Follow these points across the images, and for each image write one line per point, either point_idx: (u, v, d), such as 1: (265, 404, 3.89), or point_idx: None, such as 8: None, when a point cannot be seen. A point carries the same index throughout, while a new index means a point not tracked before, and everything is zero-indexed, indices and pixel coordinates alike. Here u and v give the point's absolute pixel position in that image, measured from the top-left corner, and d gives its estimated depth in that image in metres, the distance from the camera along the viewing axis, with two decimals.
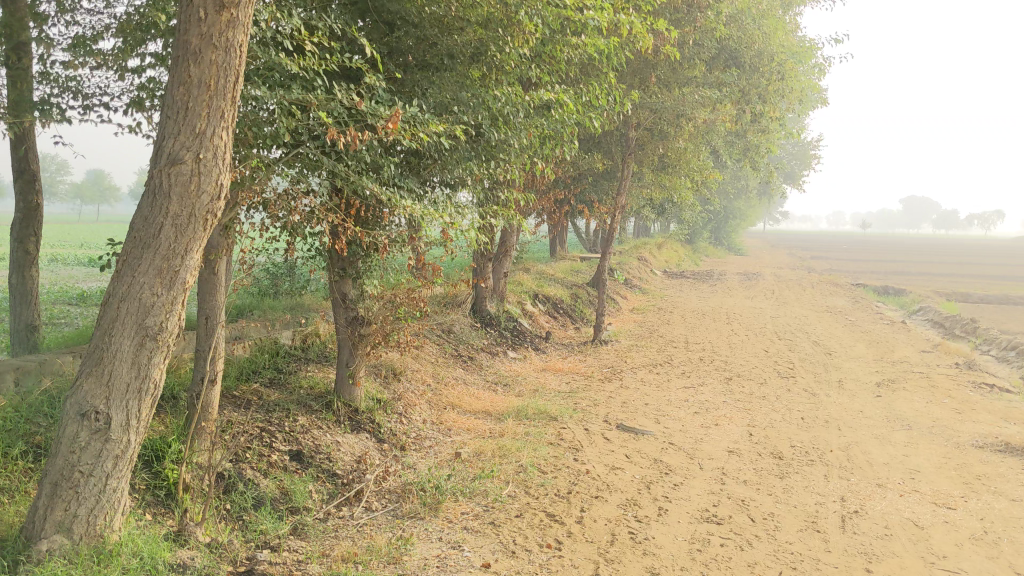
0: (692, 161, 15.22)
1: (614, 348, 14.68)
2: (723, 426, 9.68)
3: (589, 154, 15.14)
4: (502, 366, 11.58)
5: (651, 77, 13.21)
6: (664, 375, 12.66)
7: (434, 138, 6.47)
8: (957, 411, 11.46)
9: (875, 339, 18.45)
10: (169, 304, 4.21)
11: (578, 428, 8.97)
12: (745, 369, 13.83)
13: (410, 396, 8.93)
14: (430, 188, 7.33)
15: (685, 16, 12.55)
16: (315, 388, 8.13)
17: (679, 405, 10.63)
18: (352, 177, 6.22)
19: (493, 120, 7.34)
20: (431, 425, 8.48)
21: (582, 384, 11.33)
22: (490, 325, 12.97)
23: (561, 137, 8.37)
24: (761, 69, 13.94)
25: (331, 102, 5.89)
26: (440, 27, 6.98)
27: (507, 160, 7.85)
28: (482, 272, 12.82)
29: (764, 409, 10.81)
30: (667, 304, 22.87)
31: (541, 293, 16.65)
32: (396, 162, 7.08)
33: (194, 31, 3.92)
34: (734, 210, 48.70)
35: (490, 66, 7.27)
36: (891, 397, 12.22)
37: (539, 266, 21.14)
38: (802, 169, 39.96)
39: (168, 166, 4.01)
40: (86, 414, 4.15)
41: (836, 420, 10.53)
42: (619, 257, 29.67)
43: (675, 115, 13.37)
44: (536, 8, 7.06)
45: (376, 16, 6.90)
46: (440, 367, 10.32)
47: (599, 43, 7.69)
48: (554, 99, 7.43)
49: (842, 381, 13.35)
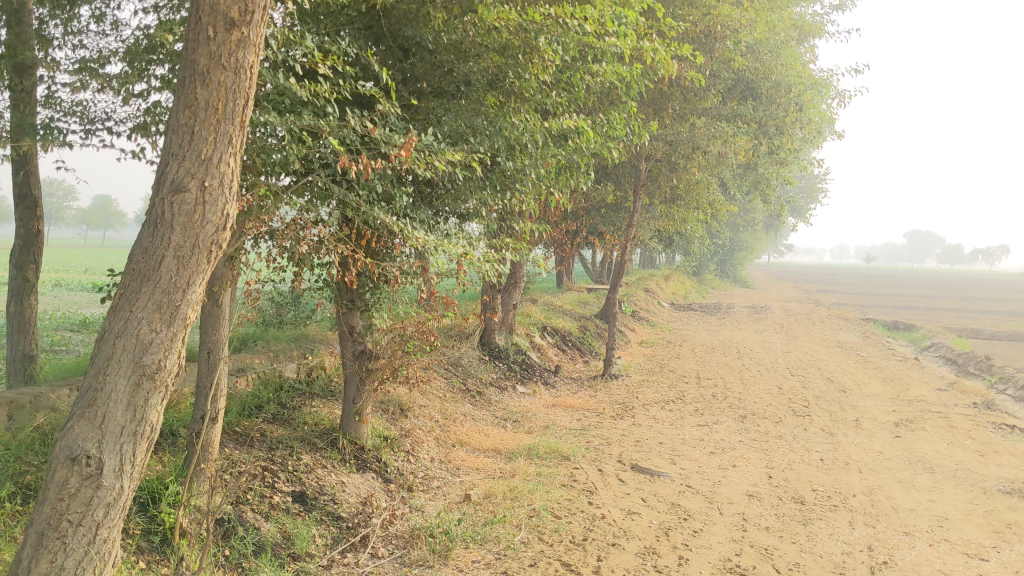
0: (706, 194, 15.01)
1: (624, 382, 14.38)
2: (741, 468, 9.35)
3: (601, 185, 14.92)
4: (512, 402, 11.27)
5: (667, 108, 13.03)
6: (677, 412, 12.34)
7: (448, 168, 6.22)
8: (980, 453, 11.11)
9: (889, 377, 18.11)
10: (168, 342, 3.93)
11: (591, 468, 8.66)
12: (759, 407, 13.50)
13: (417, 433, 8.64)
14: (443, 219, 7.08)
15: (703, 46, 12.34)
16: (321, 424, 7.84)
17: (695, 444, 10.30)
18: (363, 207, 5.98)
19: (509, 149, 7.10)
20: (439, 465, 8.16)
21: (593, 422, 11.01)
22: (499, 358, 12.68)
23: (577, 167, 8.10)
24: (778, 101, 13.88)
25: (342, 129, 5.65)
26: (457, 53, 6.77)
27: (523, 191, 7.59)
28: (491, 304, 12.55)
29: (781, 450, 10.49)
30: (676, 337, 22.56)
31: (549, 326, 16.37)
32: (408, 192, 6.83)
33: (203, 50, 3.67)
34: (741, 242, 48.58)
35: (508, 93, 7.01)
36: (911, 438, 11.89)
37: (547, 297, 20.88)
38: (811, 203, 39.79)
39: (170, 194, 3.74)
40: (77, 458, 3.85)
41: (857, 462, 10.18)
42: (626, 289, 29.46)
43: (690, 148, 13.17)
44: (557, 35, 6.80)
45: (391, 42, 6.72)
46: (448, 402, 10.01)
47: (620, 70, 7.46)
48: (574, 128, 7.18)
49: (859, 420, 13.02)
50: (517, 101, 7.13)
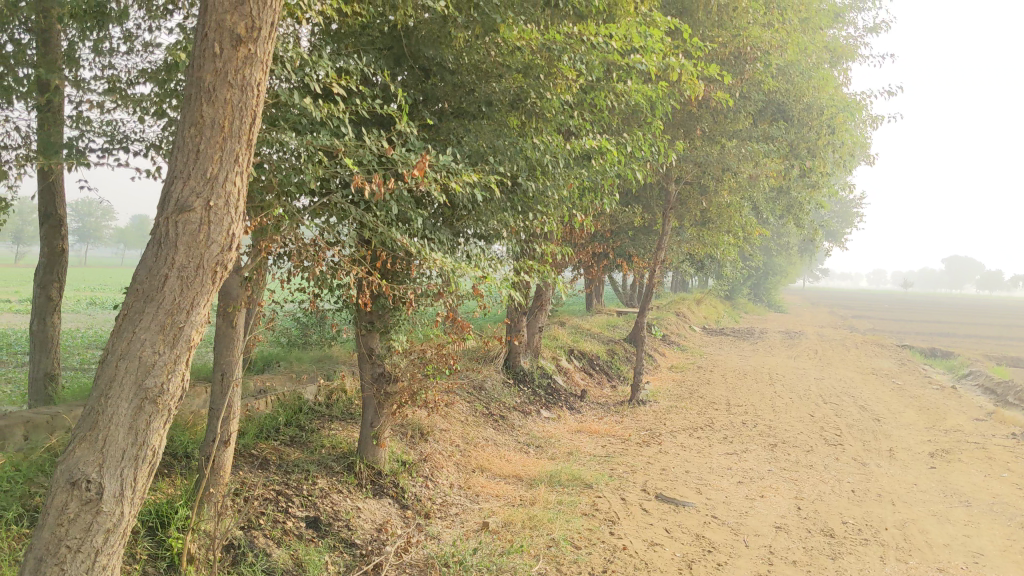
0: (737, 217, 14.80)
1: (652, 408, 14.16)
2: (769, 499, 9.11)
3: (629, 208, 14.78)
4: (536, 427, 11.11)
5: (696, 130, 12.89)
6: (705, 440, 12.10)
7: (467, 188, 6.12)
8: (1019, 486, 10.75)
9: (925, 405, 17.70)
10: (171, 364, 3.83)
11: (614, 497, 8.47)
12: (790, 435, 13.21)
13: (437, 458, 8.51)
14: (463, 241, 6.99)
15: (733, 67, 12.21)
16: (339, 447, 7.74)
17: (722, 473, 10.07)
18: (381, 228, 5.91)
19: (530, 171, 7.00)
20: (458, 491, 8.02)
21: (618, 448, 10.82)
22: (524, 382, 12.53)
23: (601, 189, 7.98)
24: (811, 123, 13.69)
25: (359, 148, 5.58)
26: (478, 74, 6.69)
27: (545, 213, 7.48)
28: (517, 327, 12.42)
29: (812, 480, 10.22)
30: (707, 362, 22.26)
31: (576, 349, 16.22)
32: (426, 213, 6.75)
33: (209, 67, 3.61)
34: (775, 266, 48.09)
35: (530, 114, 6.91)
36: (946, 469, 11.55)
37: (575, 320, 20.72)
38: (846, 228, 39.31)
39: (175, 213, 3.66)
40: (77, 482, 3.74)
41: (890, 494, 9.89)
42: (657, 313, 29.20)
43: (720, 170, 13.01)
44: (580, 54, 6.69)
45: (412, 63, 6.65)
46: (470, 426, 9.88)
47: (645, 90, 7.33)
48: (596, 148, 7.06)
49: (893, 450, 12.69)
50: (538, 122, 7.03)
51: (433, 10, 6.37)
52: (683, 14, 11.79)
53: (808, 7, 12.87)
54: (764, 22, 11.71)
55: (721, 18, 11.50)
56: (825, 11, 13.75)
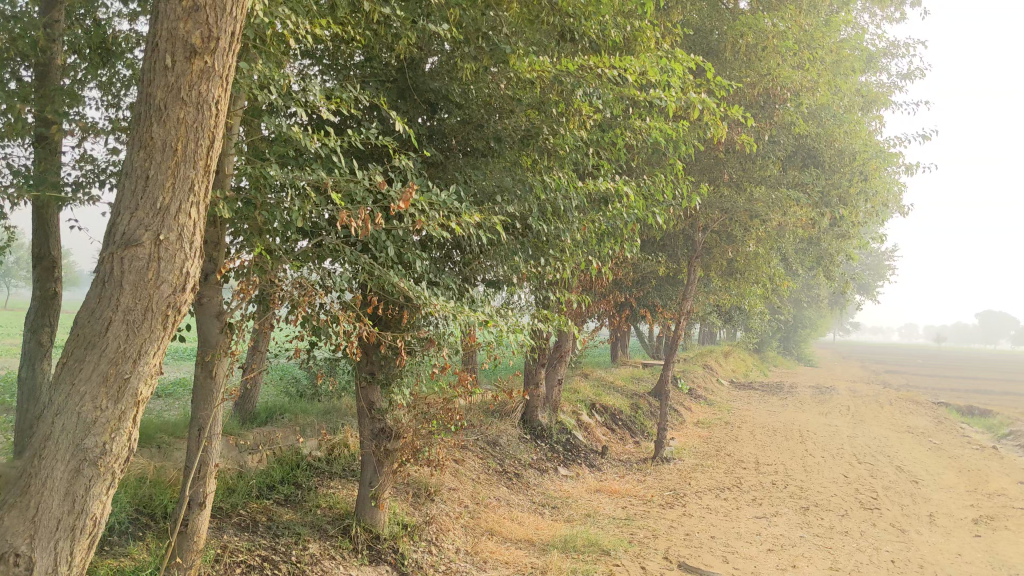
0: (764, 268, 14.28)
1: (677, 467, 13.51)
2: (801, 569, 8.43)
3: (654, 256, 14.26)
4: (552, 485, 10.51)
5: (722, 174, 12.47)
6: (733, 502, 11.42)
7: (470, 229, 5.65)
8: None
9: (966, 467, 16.87)
10: (116, 422, 3.29)
11: (633, 565, 7.85)
12: (823, 497, 12.50)
13: (443, 520, 7.94)
14: (472, 287, 6.53)
15: (761, 111, 11.81)
16: (337, 509, 7.20)
17: (750, 539, 9.40)
18: (377, 271, 5.45)
19: (543, 212, 6.53)
20: (465, 557, 7.44)
21: (639, 510, 10.17)
22: (541, 438, 11.95)
23: (621, 233, 7.48)
24: (842, 170, 13.15)
25: (349, 184, 5.16)
26: (489, 109, 6.26)
27: (560, 259, 6.96)
28: (535, 380, 11.90)
29: (847, 549, 9.53)
30: (735, 418, 21.50)
31: (599, 403, 15.61)
32: (430, 257, 6.30)
33: (159, 81, 3.23)
34: (805, 318, 47.26)
35: (541, 150, 6.46)
36: (992, 538, 10.79)
37: (598, 372, 20.11)
38: (877, 281, 38.62)
39: (121, 248, 3.20)
40: (3, 557, 3.07)
41: (933, 565, 9.17)
42: (683, 365, 28.50)
43: (747, 218, 12.54)
44: (594, 88, 6.15)
45: (416, 96, 6.25)
46: (481, 485, 9.32)
47: (666, 128, 6.78)
48: (614, 189, 6.54)
49: (934, 516, 11.93)
50: (550, 159, 6.54)
51: (440, 40, 6.00)
52: (709, 53, 11.43)
53: (839, 50, 12.46)
54: (794, 63, 11.26)
55: (749, 59, 11.12)
56: (857, 55, 13.31)
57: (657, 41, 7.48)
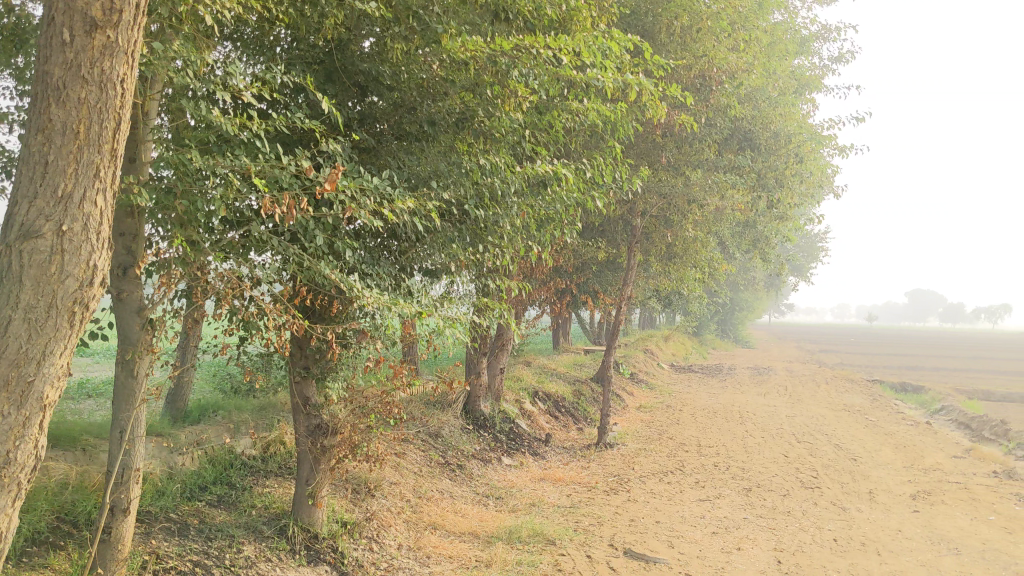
0: (704, 252, 14.30)
1: (620, 452, 13.48)
2: (747, 552, 8.41)
3: (594, 242, 14.17)
4: (495, 476, 10.37)
5: (660, 158, 12.41)
6: (676, 486, 11.41)
7: (404, 215, 5.44)
8: (1008, 531, 10.16)
9: (902, 443, 17.18)
10: (19, 429, 3.02)
11: (579, 554, 7.75)
12: (766, 478, 12.58)
13: (384, 515, 7.75)
14: (408, 277, 6.32)
15: (698, 93, 11.74)
16: (273, 508, 6.95)
17: (695, 523, 9.37)
18: (307, 261, 5.22)
19: (481, 198, 6.33)
20: (407, 553, 7.26)
21: (583, 498, 10.08)
22: (484, 428, 11.80)
23: (561, 218, 7.33)
24: (778, 151, 13.20)
25: (274, 169, 4.92)
26: (422, 91, 6.04)
27: (499, 245, 6.77)
28: (476, 369, 11.73)
29: (791, 529, 9.56)
30: (676, 401, 21.61)
31: (542, 391, 15.51)
32: (364, 246, 6.07)
33: (57, 58, 2.98)
34: (742, 301, 47.91)
35: (477, 134, 6.27)
36: (931, 513, 10.95)
37: (540, 359, 20.01)
38: (812, 262, 39.28)
39: (19, 241, 2.94)
40: None
41: (875, 543, 9.24)
42: (624, 350, 28.57)
43: (685, 202, 12.51)
44: (529, 68, 5.98)
45: (346, 79, 5.98)
46: (423, 478, 9.14)
47: (604, 109, 6.64)
48: (552, 173, 6.38)
49: (874, 492, 12.09)
50: (486, 143, 6.36)
51: (369, 21, 5.75)
52: (644, 35, 11.32)
53: (773, 32, 12.46)
54: (730, 45, 11.24)
55: (683, 40, 11.07)
56: (791, 37, 13.37)
57: (593, 21, 7.34)
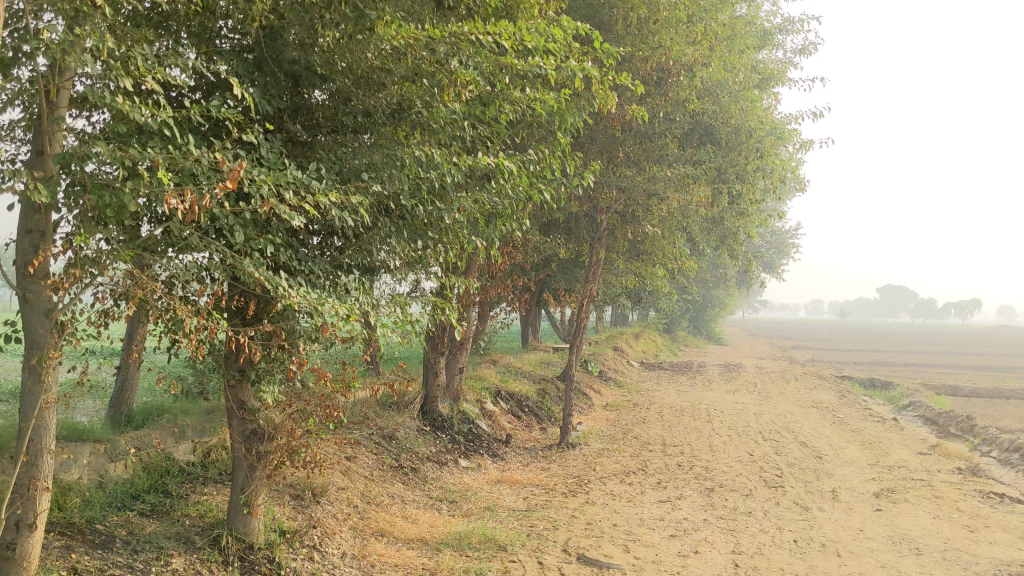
0: (667, 249, 14.15)
1: (582, 452, 13.26)
2: (704, 555, 8.22)
3: (554, 239, 13.93)
4: (451, 479, 10.13)
5: (619, 154, 12.29)
6: (637, 486, 11.22)
7: (334, 210, 5.17)
8: (969, 529, 10.06)
9: (868, 440, 17.12)
10: None
11: (530, 560, 7.53)
12: (728, 477, 12.42)
13: (329, 522, 7.49)
14: (344, 274, 6.05)
15: (656, 87, 11.57)
16: (208, 518, 6.67)
17: (653, 526, 9.17)
18: (229, 259, 4.93)
19: (419, 191, 6.08)
20: (350, 561, 7.00)
21: (541, 500, 9.86)
22: (442, 429, 11.54)
23: (509, 213, 7.10)
24: (739, 146, 12.99)
25: (190, 162, 4.61)
26: (357, 81, 5.76)
27: (441, 240, 6.51)
28: (433, 369, 11.48)
29: (751, 530, 9.39)
30: (643, 399, 21.47)
31: (505, 390, 15.26)
32: (297, 242, 5.79)
33: None
34: (714, 297, 47.94)
35: (414, 125, 6.02)
36: (893, 511, 10.84)
37: (506, 357, 19.76)
38: (781, 259, 39.36)
39: None
40: None
41: (835, 544, 9.08)
42: (593, 347, 28.41)
43: (645, 197, 12.31)
44: (469, 55, 5.75)
45: (276, 68, 5.66)
46: (374, 482, 8.89)
47: (549, 98, 6.45)
48: (495, 166, 6.15)
49: (836, 491, 11.97)
50: (424, 134, 6.11)
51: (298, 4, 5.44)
52: (601, 26, 11.12)
53: (733, 25, 12.30)
54: (687, 37, 11.07)
55: (641, 33, 10.89)
56: (752, 31, 13.21)
57: (540, 9, 7.12)
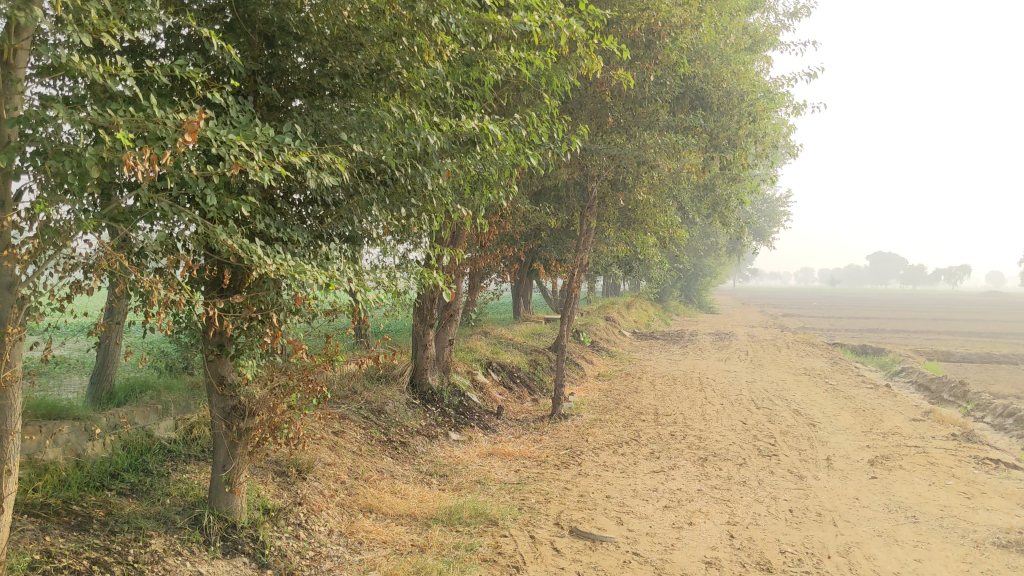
0: (659, 217, 13.94)
1: (574, 423, 13.13)
2: (698, 526, 8.08)
3: (543, 208, 13.69)
4: (441, 453, 9.96)
5: (608, 119, 12.03)
6: (630, 457, 11.08)
7: (311, 173, 4.93)
8: (966, 496, 9.95)
9: (862, 407, 17.03)
10: None
11: (522, 535, 7.37)
12: (722, 446, 12.30)
13: (316, 499, 7.32)
14: (325, 243, 5.85)
15: (645, 50, 11.32)
16: (189, 497, 6.49)
17: (647, 497, 9.03)
18: (203, 228, 4.70)
19: (402, 156, 5.85)
20: (338, 539, 6.84)
21: (532, 473, 9.71)
22: (431, 403, 11.36)
23: (496, 180, 6.87)
24: (730, 111, 12.75)
25: (157, 124, 4.36)
26: (334, 41, 5.49)
27: (425, 207, 6.29)
28: (422, 342, 11.27)
29: (746, 500, 9.25)
30: (636, 368, 21.37)
31: (496, 362, 15.09)
32: (274, 210, 5.56)
33: None
34: (705, 266, 47.87)
35: (394, 86, 5.77)
36: (889, 479, 10.72)
37: (497, 328, 19.58)
38: (772, 227, 39.27)
39: None
40: None
41: (831, 512, 8.95)
42: (586, 318, 28.28)
43: (635, 163, 12.10)
44: (450, 12, 5.52)
45: (247, 28, 5.39)
46: (362, 457, 8.71)
47: (534, 58, 6.22)
48: (481, 130, 5.93)
49: (831, 459, 11.87)
50: (405, 96, 5.87)
51: None
52: None
53: None
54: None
55: None
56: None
57: None
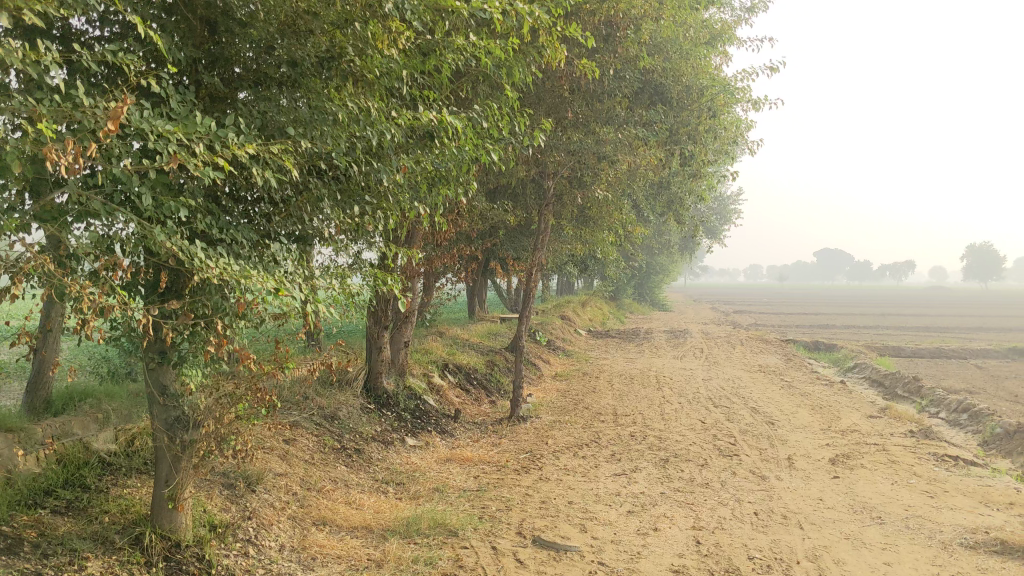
0: (616, 215, 13.77)
1: (533, 425, 12.88)
2: (664, 532, 7.86)
3: (500, 206, 13.42)
4: (398, 459, 9.64)
5: (567, 114, 11.82)
6: (591, 460, 10.85)
7: (256, 168, 4.60)
8: (929, 495, 9.87)
9: (820, 404, 17.02)
10: None
11: (483, 546, 7.09)
12: (682, 447, 12.13)
13: (266, 513, 6.95)
14: (272, 243, 5.50)
15: (605, 43, 11.27)
16: (130, 514, 6.09)
17: (610, 503, 8.78)
18: (137, 227, 4.34)
19: (353, 150, 5.53)
20: (290, 555, 6.50)
21: (492, 479, 9.43)
22: (386, 407, 11.04)
23: (453, 176, 6.56)
24: (689, 106, 12.58)
25: (87, 115, 3.99)
26: (281, 28, 5.14)
27: (378, 203, 5.96)
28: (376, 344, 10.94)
29: (710, 503, 9.06)
30: (592, 367, 21.20)
31: (452, 363, 14.77)
32: (218, 208, 5.20)
33: None
34: (659, 264, 47.97)
35: (346, 75, 5.43)
36: (851, 478, 10.62)
37: (453, 329, 19.26)
38: (724, 224, 39.44)
39: None
40: None
41: (796, 514, 8.80)
42: (541, 316, 28.05)
43: (594, 158, 11.91)
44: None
45: (186, 11, 5.01)
46: (315, 467, 8.37)
47: (494, 47, 5.94)
48: (439, 123, 5.63)
49: (792, 458, 11.76)
50: (358, 86, 5.54)
51: None
52: None
53: None
54: None
55: None
56: None
57: None
